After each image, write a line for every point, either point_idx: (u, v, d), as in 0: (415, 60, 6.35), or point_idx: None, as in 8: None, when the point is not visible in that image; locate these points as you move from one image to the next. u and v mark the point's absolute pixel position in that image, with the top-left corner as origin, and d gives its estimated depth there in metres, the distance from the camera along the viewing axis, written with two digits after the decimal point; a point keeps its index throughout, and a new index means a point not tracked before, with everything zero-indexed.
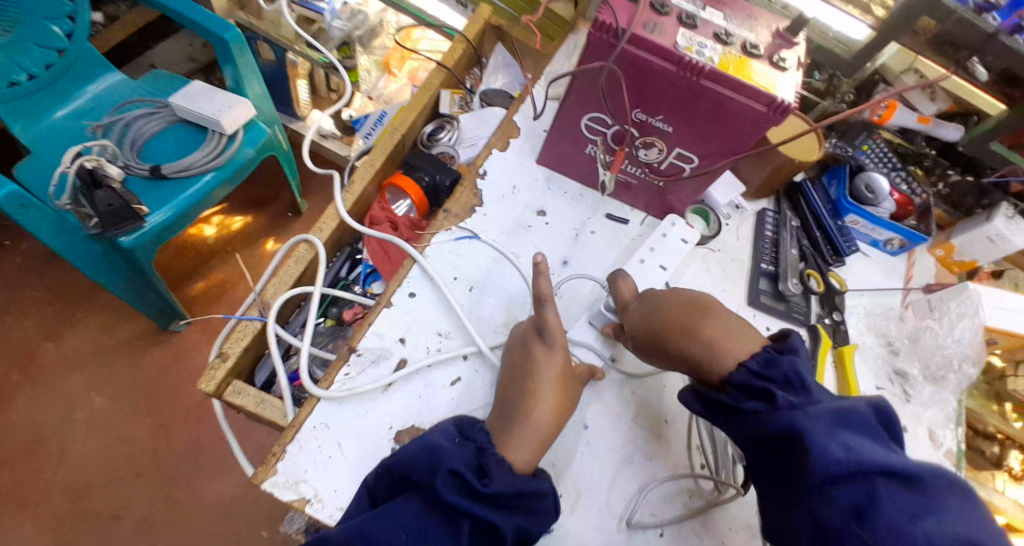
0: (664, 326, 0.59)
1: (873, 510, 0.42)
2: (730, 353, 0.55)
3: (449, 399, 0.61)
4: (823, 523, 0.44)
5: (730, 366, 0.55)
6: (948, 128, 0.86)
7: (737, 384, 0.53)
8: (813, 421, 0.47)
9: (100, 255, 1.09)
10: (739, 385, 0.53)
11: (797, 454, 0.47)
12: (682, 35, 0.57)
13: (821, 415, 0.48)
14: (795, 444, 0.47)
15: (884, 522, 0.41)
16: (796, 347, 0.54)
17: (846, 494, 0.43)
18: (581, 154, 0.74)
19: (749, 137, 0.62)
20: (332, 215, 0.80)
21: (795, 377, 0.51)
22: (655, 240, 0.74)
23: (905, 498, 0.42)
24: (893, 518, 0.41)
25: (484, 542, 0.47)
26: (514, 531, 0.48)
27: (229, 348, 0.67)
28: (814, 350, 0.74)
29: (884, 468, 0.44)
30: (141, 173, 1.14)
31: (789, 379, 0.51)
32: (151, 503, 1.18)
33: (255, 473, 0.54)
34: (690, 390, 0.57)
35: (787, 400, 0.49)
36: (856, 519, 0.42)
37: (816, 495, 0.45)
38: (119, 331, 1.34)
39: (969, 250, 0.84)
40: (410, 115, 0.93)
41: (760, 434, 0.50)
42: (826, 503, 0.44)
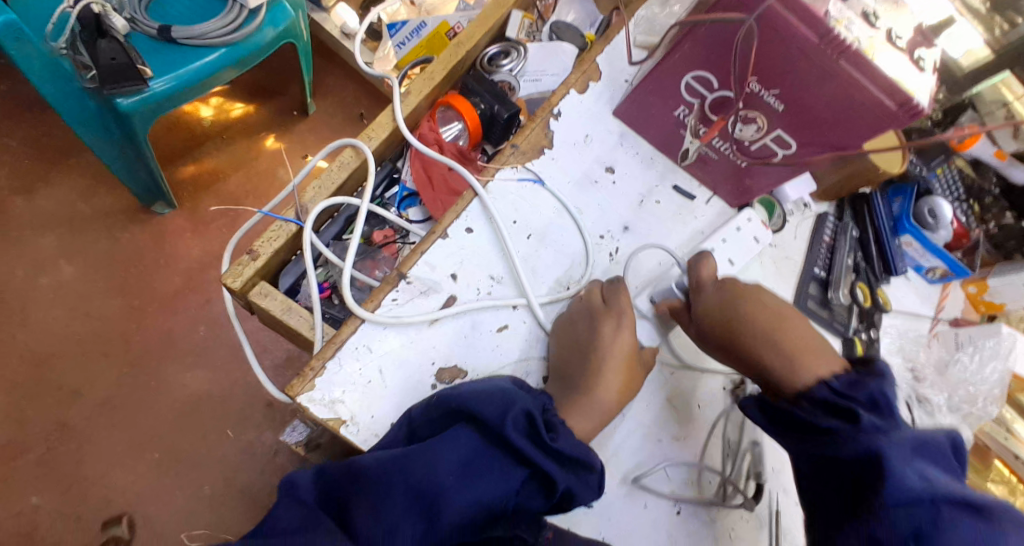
0: (732, 322, 0.59)
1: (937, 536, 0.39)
2: (808, 369, 0.54)
3: (495, 347, 0.57)
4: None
5: (808, 381, 0.53)
6: (1021, 170, 0.86)
7: (810, 407, 0.52)
8: (893, 445, 0.44)
9: (93, 114, 0.99)
10: (818, 401, 0.51)
11: (868, 477, 0.44)
12: (834, 5, 0.50)
13: (901, 441, 0.45)
14: (869, 463, 0.44)
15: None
16: (884, 371, 0.52)
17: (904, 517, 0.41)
18: (668, 114, 0.69)
19: (863, 135, 0.56)
20: (385, 123, 0.73)
21: (882, 399, 0.49)
22: (727, 232, 0.71)
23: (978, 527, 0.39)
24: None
25: (538, 486, 0.46)
26: (565, 488, 0.46)
27: (261, 247, 0.60)
28: None
29: (952, 495, 0.41)
30: (148, 32, 1.01)
31: (875, 401, 0.49)
32: (112, 386, 1.12)
33: (292, 385, 0.50)
34: (756, 404, 0.57)
35: (872, 420, 0.47)
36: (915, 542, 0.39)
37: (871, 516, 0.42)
38: (97, 199, 1.23)
39: (1003, 293, 0.83)
40: (477, 32, 0.84)
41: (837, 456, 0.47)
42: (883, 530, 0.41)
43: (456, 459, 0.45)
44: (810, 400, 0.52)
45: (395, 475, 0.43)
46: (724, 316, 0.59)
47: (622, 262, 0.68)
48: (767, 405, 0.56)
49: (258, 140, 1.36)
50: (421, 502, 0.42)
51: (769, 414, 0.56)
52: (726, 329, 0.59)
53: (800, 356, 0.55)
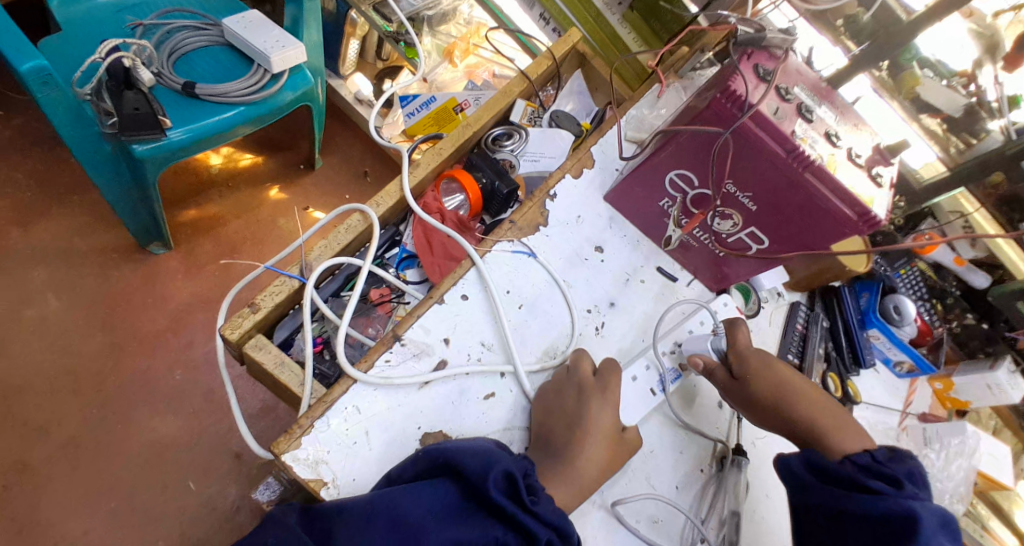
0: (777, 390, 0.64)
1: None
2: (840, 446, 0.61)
3: (480, 413, 0.59)
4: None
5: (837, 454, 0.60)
6: (978, 276, 0.93)
7: (855, 469, 0.56)
8: (929, 516, 0.50)
9: (108, 156, 1.04)
10: (860, 464, 0.56)
11: (902, 542, 0.50)
12: (799, 126, 0.58)
13: (933, 514, 0.51)
14: (906, 527, 0.50)
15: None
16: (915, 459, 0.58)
17: None
18: (653, 204, 0.75)
19: (828, 237, 0.63)
20: (392, 192, 0.78)
21: (916, 476, 0.55)
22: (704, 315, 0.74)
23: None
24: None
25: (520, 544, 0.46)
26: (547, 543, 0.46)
27: (262, 300, 0.63)
28: None
29: None
30: (172, 86, 1.07)
31: (913, 476, 0.55)
32: (80, 425, 1.10)
33: (279, 441, 0.50)
34: (796, 455, 0.60)
35: (911, 490, 0.53)
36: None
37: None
38: (95, 236, 1.25)
39: (965, 392, 0.87)
40: (484, 115, 0.92)
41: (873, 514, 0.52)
42: None
43: (432, 507, 0.46)
44: (854, 463, 0.57)
45: (383, 524, 0.44)
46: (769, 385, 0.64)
47: (607, 337, 0.71)
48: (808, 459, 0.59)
49: (262, 190, 1.41)
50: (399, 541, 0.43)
51: (809, 468, 0.59)
52: (773, 397, 0.63)
53: (838, 432, 0.62)
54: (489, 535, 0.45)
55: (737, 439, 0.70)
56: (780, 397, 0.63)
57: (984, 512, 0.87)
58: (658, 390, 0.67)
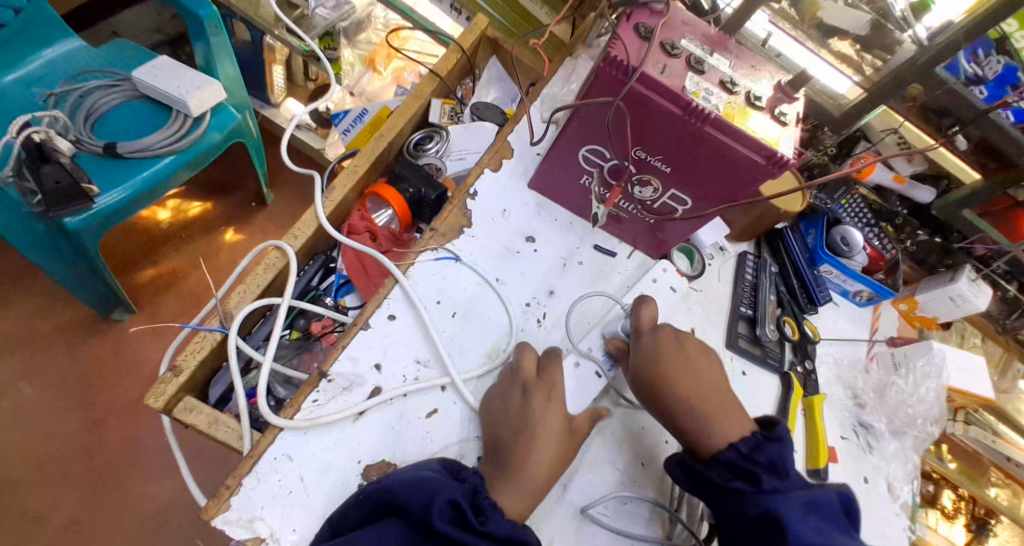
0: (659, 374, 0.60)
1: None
2: (718, 431, 0.56)
3: (425, 433, 0.58)
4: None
5: (720, 443, 0.56)
6: (922, 191, 0.90)
7: (734, 458, 0.54)
8: (793, 507, 0.50)
9: (45, 238, 0.95)
10: (726, 463, 0.54)
11: (778, 540, 0.50)
12: (689, 80, 0.56)
13: (803, 504, 0.51)
14: (774, 527, 0.50)
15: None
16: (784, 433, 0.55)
17: None
18: (575, 183, 0.73)
19: (746, 186, 0.61)
20: (309, 222, 0.75)
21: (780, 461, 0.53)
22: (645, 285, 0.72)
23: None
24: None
25: None
26: None
27: (183, 361, 0.62)
28: (786, 398, 0.75)
29: None
30: (94, 151, 0.98)
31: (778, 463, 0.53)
32: (80, 504, 1.04)
33: (206, 508, 0.50)
34: (676, 461, 0.58)
35: (779, 480, 0.52)
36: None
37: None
38: (54, 315, 1.18)
39: (931, 308, 0.87)
40: (400, 122, 0.89)
41: (741, 513, 0.52)
42: None
43: None
44: (731, 452, 0.55)
45: None
46: (650, 368, 0.61)
47: (551, 326, 0.70)
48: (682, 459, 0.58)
49: (216, 237, 1.32)
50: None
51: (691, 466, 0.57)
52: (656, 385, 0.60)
53: (713, 416, 0.57)
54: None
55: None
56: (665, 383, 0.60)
57: (992, 417, 0.90)
58: (603, 372, 0.65)
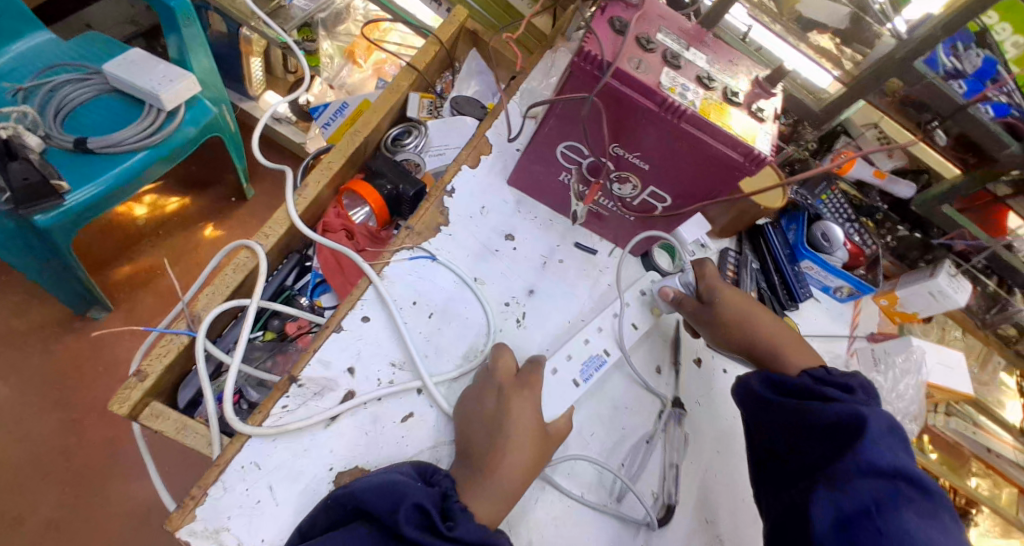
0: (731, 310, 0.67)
1: (892, 507, 0.49)
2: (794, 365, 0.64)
3: (399, 437, 0.57)
4: (844, 507, 0.50)
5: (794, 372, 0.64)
6: (902, 185, 0.90)
7: (809, 382, 0.59)
8: (876, 420, 0.53)
9: (12, 236, 0.90)
10: (816, 377, 0.60)
11: (846, 445, 0.52)
12: (666, 75, 0.55)
13: (881, 419, 0.53)
14: (851, 430, 0.53)
15: (896, 521, 0.48)
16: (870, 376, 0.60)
17: (869, 487, 0.49)
18: (554, 180, 0.71)
19: (724, 183, 0.60)
20: (282, 219, 0.73)
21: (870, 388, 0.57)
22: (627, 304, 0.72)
23: (923, 506, 0.49)
24: (904, 518, 0.48)
25: None
26: None
27: (149, 365, 0.60)
28: None
29: (909, 476, 0.50)
30: (64, 146, 0.95)
31: (865, 389, 0.57)
32: (58, 505, 1.02)
33: (171, 518, 0.49)
34: (759, 375, 0.63)
35: (861, 397, 0.56)
36: (875, 508, 0.49)
37: (842, 484, 0.50)
38: (27, 313, 1.14)
39: (911, 302, 0.87)
40: (376, 117, 0.87)
41: (820, 416, 0.55)
42: (850, 491, 0.50)
43: None
44: (809, 377, 0.60)
45: None
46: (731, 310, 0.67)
47: (529, 327, 0.69)
48: (771, 376, 0.62)
49: (195, 232, 1.29)
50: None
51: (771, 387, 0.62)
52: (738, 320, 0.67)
53: (785, 352, 0.65)
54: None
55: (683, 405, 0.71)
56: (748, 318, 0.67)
57: (972, 409, 0.89)
58: (581, 380, 0.65)
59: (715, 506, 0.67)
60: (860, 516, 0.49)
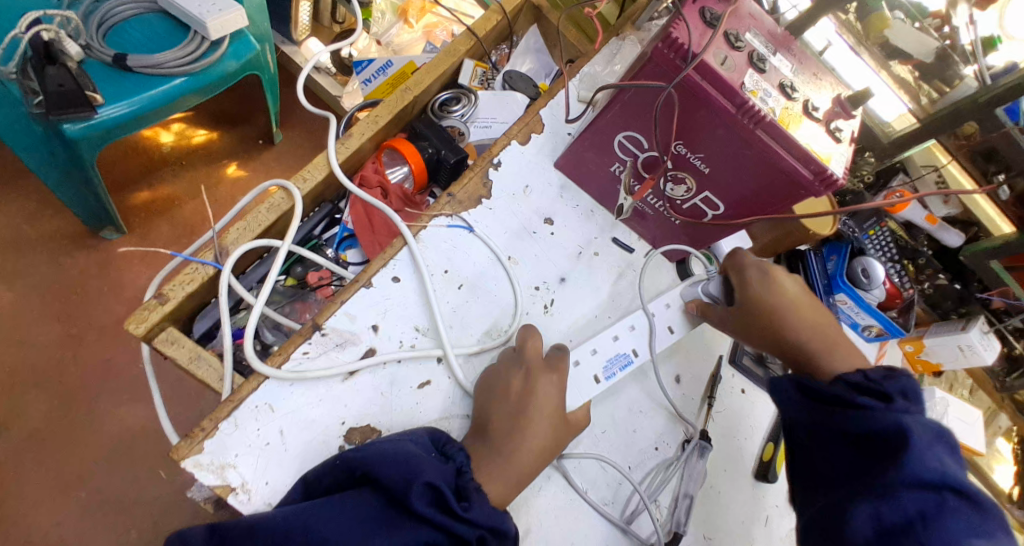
0: (770, 311, 0.62)
1: (938, 520, 0.45)
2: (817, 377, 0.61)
3: (414, 403, 0.55)
4: (887, 519, 0.46)
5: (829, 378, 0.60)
6: (952, 235, 0.89)
7: (845, 388, 0.55)
8: (921, 430, 0.49)
9: (40, 138, 0.90)
10: (852, 384, 0.55)
11: (889, 457, 0.49)
12: (750, 76, 0.52)
13: (925, 427, 0.50)
14: (894, 443, 0.49)
15: (944, 532, 0.44)
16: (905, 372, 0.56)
17: (913, 500, 0.46)
18: (605, 169, 0.69)
19: (786, 199, 0.58)
20: (322, 164, 0.71)
21: (912, 393, 0.53)
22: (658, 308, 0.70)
23: (969, 516, 0.46)
24: (954, 532, 0.44)
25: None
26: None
27: (171, 289, 0.59)
28: (776, 439, 0.72)
29: (957, 486, 0.47)
30: (103, 59, 0.90)
31: (907, 393, 0.53)
32: (46, 418, 1.01)
33: (177, 448, 0.47)
34: (791, 381, 0.59)
35: (901, 405, 0.51)
36: (920, 522, 0.45)
37: (884, 495, 0.47)
38: (42, 223, 1.12)
39: (937, 353, 0.83)
40: (427, 78, 0.84)
41: (863, 429, 0.51)
42: (893, 501, 0.46)
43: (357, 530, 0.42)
44: (845, 382, 0.55)
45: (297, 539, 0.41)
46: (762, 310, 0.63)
47: (556, 315, 0.67)
48: (803, 381, 0.58)
49: (218, 168, 1.26)
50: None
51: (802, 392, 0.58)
52: (767, 320, 0.62)
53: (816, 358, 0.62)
54: (418, 542, 0.43)
55: (704, 424, 0.69)
56: (777, 322, 0.62)
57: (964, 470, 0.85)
58: (602, 378, 0.64)
59: (715, 523, 0.66)
60: (903, 528, 0.45)
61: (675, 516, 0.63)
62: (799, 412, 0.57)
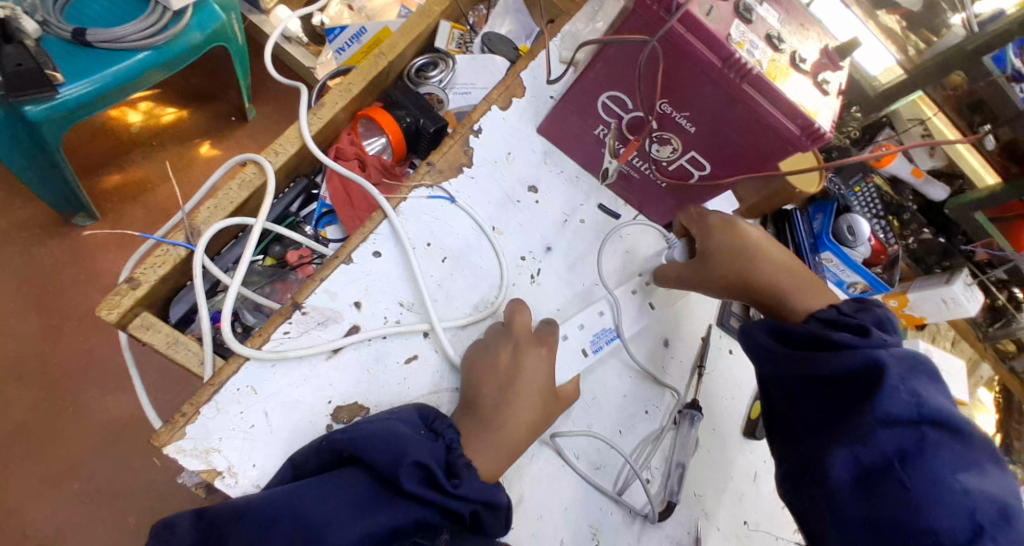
0: (740, 272, 0.61)
1: (918, 457, 0.45)
2: None
3: (402, 379, 0.54)
4: (865, 461, 0.47)
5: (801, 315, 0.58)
6: (937, 188, 0.88)
7: (818, 326, 0.53)
8: (893, 362, 0.47)
9: (2, 124, 0.84)
10: (825, 321, 0.53)
11: (865, 396, 0.47)
12: (736, 28, 0.50)
13: (899, 358, 0.48)
14: (869, 380, 0.47)
15: (923, 469, 0.44)
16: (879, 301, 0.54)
17: (890, 439, 0.46)
18: (588, 133, 0.67)
19: (772, 156, 0.56)
20: (294, 137, 0.68)
21: (886, 323, 0.52)
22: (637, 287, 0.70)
23: (951, 449, 0.45)
24: (935, 466, 0.44)
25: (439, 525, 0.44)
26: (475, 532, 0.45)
27: (143, 273, 0.57)
28: None
29: (934, 418, 0.46)
30: (62, 36, 0.85)
31: (881, 324, 0.52)
32: (30, 411, 0.99)
33: (159, 435, 0.46)
34: (762, 326, 0.57)
35: (875, 338, 0.49)
36: (898, 462, 0.45)
37: (863, 438, 0.47)
38: (8, 212, 1.08)
39: (922, 308, 0.83)
40: (402, 42, 0.81)
41: (835, 370, 0.49)
42: (872, 444, 0.46)
43: (344, 505, 0.42)
44: (819, 320, 0.54)
45: (285, 514, 0.41)
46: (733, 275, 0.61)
47: (543, 285, 0.66)
48: (775, 325, 0.56)
49: (188, 147, 1.22)
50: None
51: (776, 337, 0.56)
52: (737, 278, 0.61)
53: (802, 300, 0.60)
54: (409, 519, 0.43)
55: (694, 395, 0.69)
56: (748, 284, 0.61)
57: None
58: (590, 350, 0.64)
59: (705, 483, 0.67)
60: (880, 468, 0.46)
61: (668, 486, 0.64)
62: (769, 358, 0.56)
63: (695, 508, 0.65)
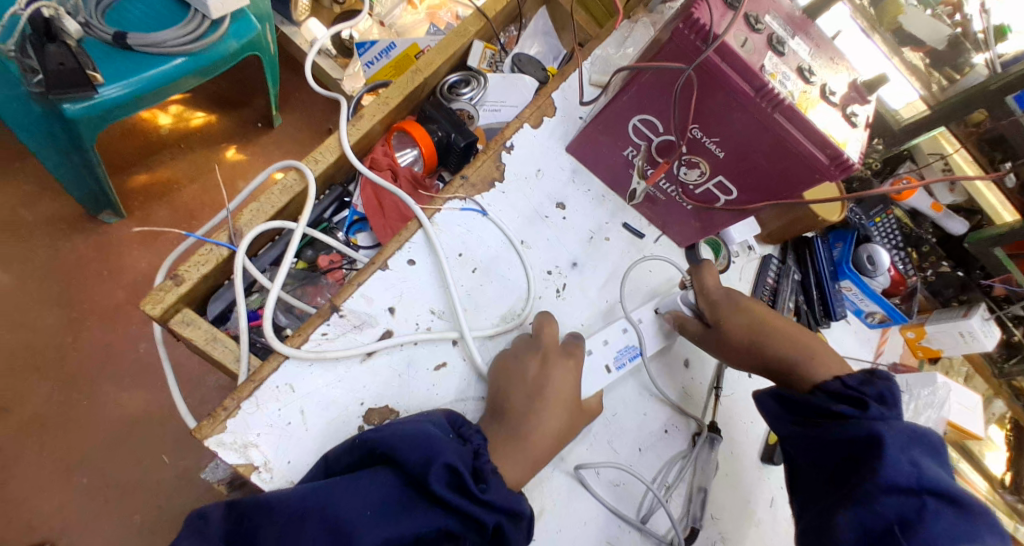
0: (756, 325, 0.64)
1: (918, 523, 0.45)
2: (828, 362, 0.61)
3: (430, 385, 0.56)
4: (870, 526, 0.46)
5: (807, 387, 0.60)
6: (955, 222, 0.91)
7: (823, 398, 0.56)
8: (894, 435, 0.49)
9: (39, 118, 0.88)
10: (831, 392, 0.55)
11: (867, 464, 0.49)
12: (768, 60, 0.52)
13: (899, 431, 0.50)
14: (869, 450, 0.49)
15: (926, 536, 0.44)
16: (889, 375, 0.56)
17: (894, 505, 0.46)
18: (617, 154, 0.69)
19: (799, 184, 0.58)
20: (333, 146, 0.71)
21: (890, 396, 0.53)
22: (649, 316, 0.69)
23: (954, 520, 0.45)
24: (937, 533, 0.44)
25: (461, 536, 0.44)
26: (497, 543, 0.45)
27: (187, 271, 0.58)
28: None
29: (935, 489, 0.46)
30: (102, 37, 0.88)
31: (884, 397, 0.53)
32: (49, 402, 1.00)
33: (201, 427, 0.47)
34: (769, 394, 0.60)
35: (876, 411, 0.51)
36: (899, 528, 0.45)
37: (864, 502, 0.47)
38: (39, 206, 1.11)
39: (937, 340, 0.84)
40: (437, 59, 0.84)
41: (840, 439, 0.51)
42: (874, 508, 0.46)
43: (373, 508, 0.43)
44: (824, 392, 0.56)
45: (312, 509, 0.42)
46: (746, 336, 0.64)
47: (569, 299, 0.68)
48: (782, 394, 0.59)
49: (217, 151, 1.25)
50: (329, 542, 0.41)
51: (783, 405, 0.59)
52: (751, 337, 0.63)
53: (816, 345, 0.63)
54: (434, 527, 0.44)
55: (712, 416, 0.69)
56: (759, 338, 0.63)
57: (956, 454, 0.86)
58: (614, 367, 0.65)
59: (721, 504, 0.67)
60: (883, 535, 0.45)
61: (687, 507, 0.64)
62: (782, 426, 0.58)
63: (710, 530, 0.66)
